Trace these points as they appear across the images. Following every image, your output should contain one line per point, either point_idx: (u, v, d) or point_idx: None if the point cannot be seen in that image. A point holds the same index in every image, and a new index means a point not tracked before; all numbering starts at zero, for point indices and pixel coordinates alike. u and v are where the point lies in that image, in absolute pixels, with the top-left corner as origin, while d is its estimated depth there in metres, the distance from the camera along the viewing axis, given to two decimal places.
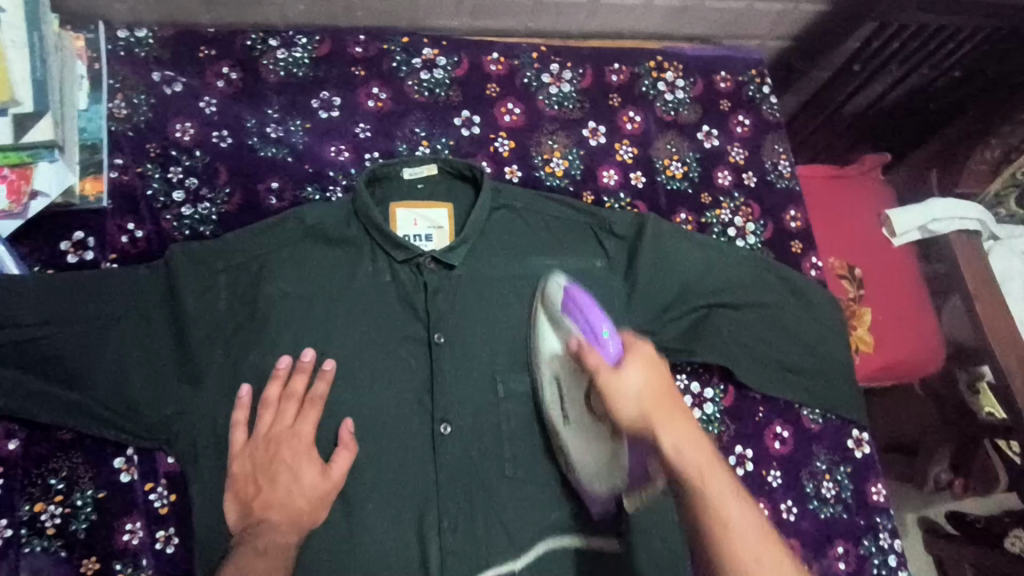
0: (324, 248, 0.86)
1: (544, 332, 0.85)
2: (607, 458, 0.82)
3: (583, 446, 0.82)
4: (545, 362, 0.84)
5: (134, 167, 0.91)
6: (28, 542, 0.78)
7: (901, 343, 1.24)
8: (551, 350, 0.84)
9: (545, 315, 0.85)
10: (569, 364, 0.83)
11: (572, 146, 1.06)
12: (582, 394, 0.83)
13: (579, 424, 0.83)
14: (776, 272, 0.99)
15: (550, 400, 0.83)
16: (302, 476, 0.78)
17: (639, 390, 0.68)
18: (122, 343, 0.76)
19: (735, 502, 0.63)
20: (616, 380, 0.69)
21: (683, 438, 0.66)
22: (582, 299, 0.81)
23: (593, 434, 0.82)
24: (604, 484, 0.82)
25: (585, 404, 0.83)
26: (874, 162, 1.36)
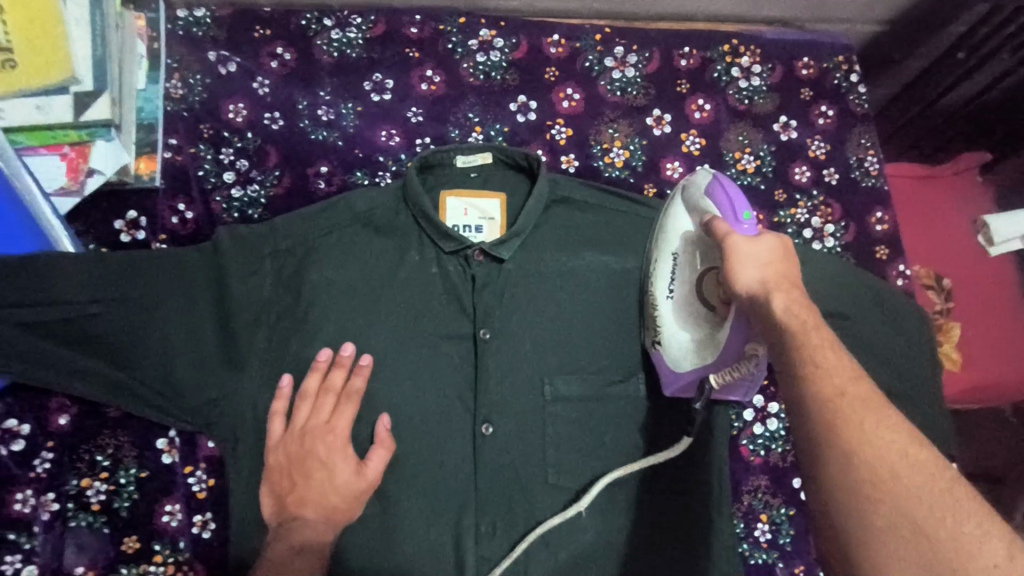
0: (371, 235, 0.84)
1: (678, 212, 0.80)
2: (704, 333, 0.76)
3: (682, 320, 0.78)
4: (675, 238, 0.80)
5: (188, 148, 0.91)
6: (74, 516, 0.79)
7: (997, 364, 1.12)
8: (683, 229, 0.79)
9: (682, 199, 0.81)
10: (694, 243, 0.78)
11: (634, 135, 0.99)
12: (694, 275, 0.77)
13: (684, 302, 0.78)
14: (858, 280, 0.90)
15: (660, 274, 0.80)
16: (337, 474, 0.76)
17: (763, 257, 0.64)
18: (166, 325, 0.75)
19: (860, 391, 0.53)
20: (743, 243, 0.65)
21: (803, 309, 0.59)
22: (731, 183, 0.76)
23: (695, 312, 0.77)
24: (690, 363, 0.76)
25: (695, 291, 0.77)
26: (971, 161, 1.22)
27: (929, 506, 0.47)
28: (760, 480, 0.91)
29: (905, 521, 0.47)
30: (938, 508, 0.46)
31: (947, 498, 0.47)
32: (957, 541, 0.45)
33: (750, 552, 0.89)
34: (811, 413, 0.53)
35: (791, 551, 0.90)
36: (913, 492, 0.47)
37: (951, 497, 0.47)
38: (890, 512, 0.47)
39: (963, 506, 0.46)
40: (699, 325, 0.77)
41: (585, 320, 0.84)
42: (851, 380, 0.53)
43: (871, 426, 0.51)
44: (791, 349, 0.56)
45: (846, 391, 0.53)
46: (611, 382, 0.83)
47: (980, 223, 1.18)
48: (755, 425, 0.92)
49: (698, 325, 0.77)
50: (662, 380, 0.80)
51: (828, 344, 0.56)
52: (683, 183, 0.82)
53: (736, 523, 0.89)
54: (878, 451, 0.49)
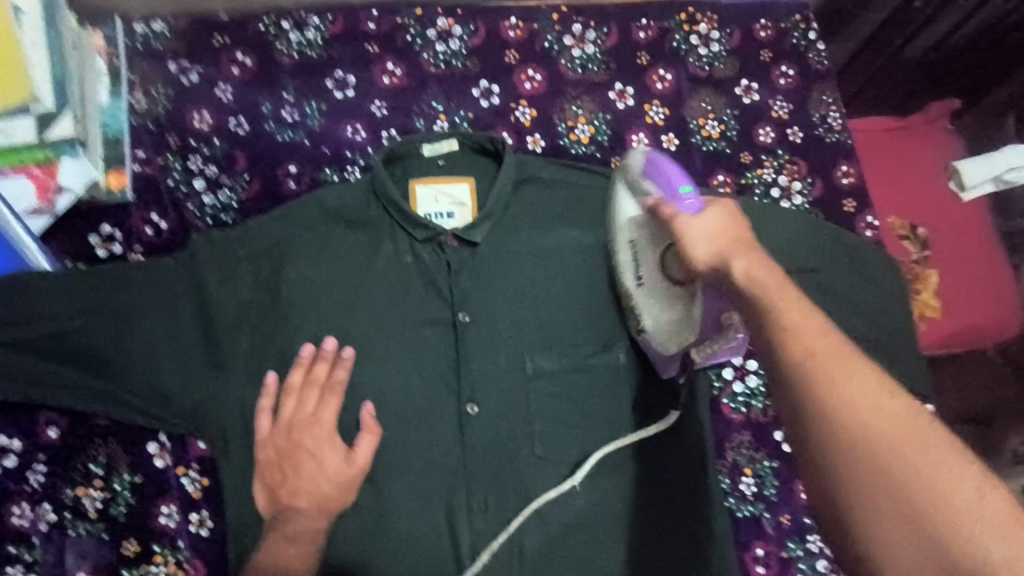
0: (343, 230, 0.86)
1: (622, 198, 0.83)
2: (682, 311, 0.76)
3: (658, 305, 0.79)
4: (624, 226, 0.82)
5: (156, 159, 0.92)
6: (72, 525, 0.82)
7: (972, 306, 1.15)
8: (629, 215, 0.82)
9: (625, 186, 0.83)
10: (645, 226, 0.80)
11: (598, 111, 1.00)
12: (656, 255, 0.78)
13: (652, 285, 0.78)
14: (826, 234, 0.92)
15: (625, 262, 0.82)
16: (326, 465, 0.78)
17: (711, 227, 0.65)
18: (147, 334, 0.77)
19: (828, 346, 0.52)
20: (689, 222, 0.66)
21: (763, 272, 0.59)
22: (666, 159, 0.78)
23: (666, 292, 0.77)
24: (674, 343, 0.77)
25: (662, 270, 0.77)
26: (941, 110, 1.24)
27: (897, 445, 0.47)
28: (743, 436, 0.94)
29: (873, 460, 0.47)
30: (908, 448, 0.47)
31: (912, 435, 0.47)
32: (920, 479, 0.45)
33: (737, 506, 0.91)
34: (776, 369, 0.54)
35: (777, 500, 0.92)
36: (883, 432, 0.48)
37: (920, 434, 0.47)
38: (858, 453, 0.48)
39: (931, 442, 0.47)
40: (676, 304, 0.77)
41: (560, 295, 0.85)
42: (820, 339, 0.53)
43: (840, 373, 0.51)
44: (758, 316, 0.56)
45: (816, 351, 0.52)
46: (590, 353, 0.84)
47: (952, 169, 1.18)
48: (735, 382, 0.95)
49: (673, 304, 0.77)
50: (654, 362, 0.83)
51: (791, 302, 0.56)
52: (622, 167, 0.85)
53: (722, 479, 0.91)
54: (846, 396, 0.50)
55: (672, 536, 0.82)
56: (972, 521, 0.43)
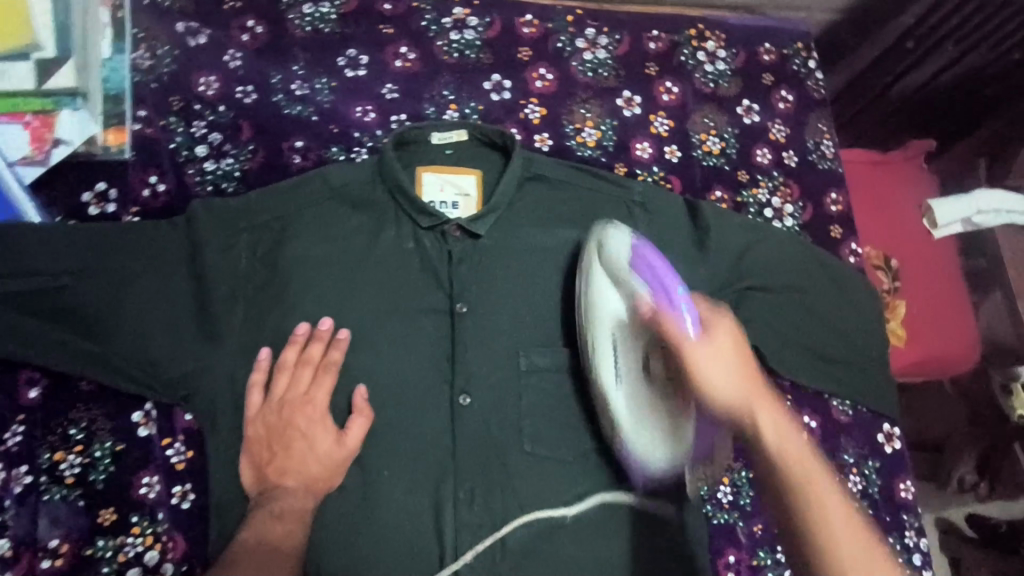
0: (348, 211, 0.85)
1: (601, 284, 0.79)
2: (669, 432, 0.75)
3: (641, 424, 0.76)
4: (603, 321, 0.78)
5: (158, 120, 0.89)
6: (48, 489, 0.79)
7: (935, 339, 1.17)
8: (613, 309, 0.78)
9: (603, 270, 0.79)
10: (631, 326, 0.78)
11: (605, 116, 1.01)
12: (641, 357, 0.78)
13: (636, 391, 0.77)
14: (814, 257, 0.95)
15: (601, 360, 0.77)
16: (317, 444, 0.77)
17: (730, 373, 0.64)
18: (140, 299, 0.76)
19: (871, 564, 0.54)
20: (702, 348, 0.66)
21: (794, 439, 0.61)
22: (655, 257, 0.77)
23: (652, 401, 0.77)
24: (662, 460, 0.75)
25: (646, 380, 0.77)
26: (918, 149, 1.28)
27: (849, 535, 0.55)
28: None
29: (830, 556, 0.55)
30: (862, 561, 0.54)
31: (864, 553, 0.55)
32: None
33: (713, 513, 0.94)
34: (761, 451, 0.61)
35: (752, 511, 0.96)
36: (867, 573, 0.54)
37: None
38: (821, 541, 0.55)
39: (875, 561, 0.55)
40: (663, 416, 0.76)
41: (559, 294, 0.86)
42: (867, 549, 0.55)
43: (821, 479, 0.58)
44: (790, 490, 0.58)
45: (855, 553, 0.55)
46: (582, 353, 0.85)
47: (926, 207, 1.24)
48: None
49: (661, 418, 0.76)
50: (629, 471, 0.80)
51: (820, 473, 0.58)
52: (593, 245, 0.82)
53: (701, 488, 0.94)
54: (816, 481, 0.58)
55: (652, 540, 0.82)
56: None
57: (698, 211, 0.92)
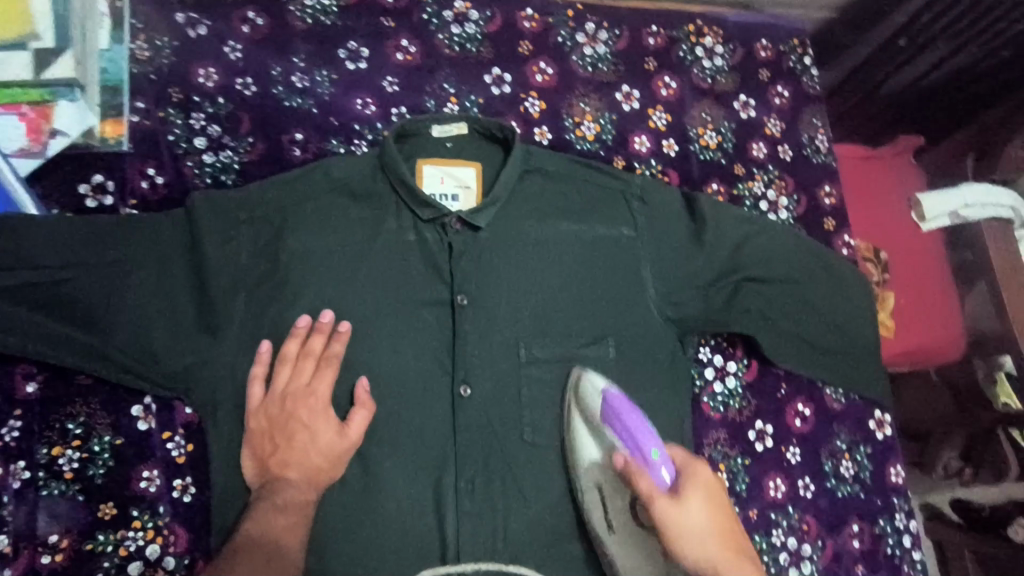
0: (349, 203, 0.85)
1: (581, 437, 0.82)
2: (657, 568, 0.80)
3: (630, 550, 0.80)
4: (586, 472, 0.81)
5: (157, 111, 0.88)
6: (45, 485, 0.78)
7: (919, 330, 1.20)
8: (591, 457, 0.81)
9: (584, 422, 0.81)
10: (610, 472, 0.82)
11: (604, 110, 1.02)
12: (625, 501, 0.82)
13: (626, 534, 0.81)
14: (808, 248, 0.97)
15: (592, 510, 0.81)
16: (318, 436, 0.77)
17: (704, 525, 0.71)
18: (141, 291, 0.76)
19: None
20: (686, 519, 0.71)
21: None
22: (624, 407, 0.78)
23: (641, 543, 0.81)
24: None
25: (630, 512, 0.81)
26: (907, 144, 1.31)
27: None
28: (719, 433, 0.99)
29: None
30: None
31: None
32: None
33: None
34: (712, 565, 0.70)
35: (746, 497, 0.97)
36: None
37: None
38: None
39: None
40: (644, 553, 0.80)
41: (559, 287, 0.87)
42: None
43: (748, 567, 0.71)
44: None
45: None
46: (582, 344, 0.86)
47: (914, 201, 1.25)
48: (716, 381, 1.00)
49: (648, 558, 0.81)
50: None
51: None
52: (568, 385, 0.84)
53: None
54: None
55: None
56: None
57: (694, 205, 0.93)
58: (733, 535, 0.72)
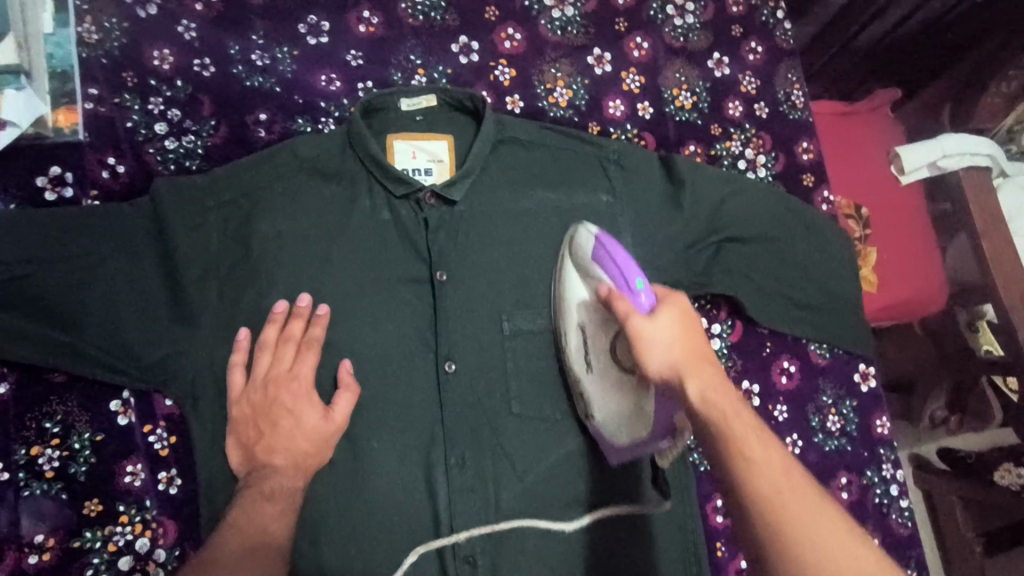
0: (319, 183, 0.83)
1: (572, 278, 0.82)
2: (631, 405, 0.78)
3: (607, 393, 0.80)
4: (572, 310, 0.81)
5: (111, 97, 0.86)
6: (27, 485, 0.77)
7: (904, 282, 1.19)
8: (579, 298, 0.80)
9: (573, 264, 0.82)
10: (595, 312, 0.80)
11: (576, 74, 1.00)
12: (608, 341, 0.80)
13: (603, 372, 0.80)
14: (786, 205, 0.96)
15: (574, 348, 0.81)
16: (303, 420, 0.75)
17: (671, 336, 0.62)
18: (108, 283, 0.74)
19: (795, 485, 0.51)
20: (648, 325, 0.63)
21: (719, 396, 0.57)
22: (615, 248, 0.77)
23: (617, 381, 0.79)
24: (625, 437, 0.79)
25: (611, 353, 0.80)
26: (885, 98, 1.29)
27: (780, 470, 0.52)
28: None
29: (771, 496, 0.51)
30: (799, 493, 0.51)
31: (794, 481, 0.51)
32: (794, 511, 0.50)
33: (700, 461, 0.99)
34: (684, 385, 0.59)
35: None
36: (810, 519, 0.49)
37: (863, 550, 0.49)
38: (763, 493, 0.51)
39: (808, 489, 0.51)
40: (623, 390, 0.79)
41: (539, 257, 0.86)
42: (784, 473, 0.52)
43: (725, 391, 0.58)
44: (726, 454, 0.54)
45: (783, 489, 0.51)
46: None
47: (893, 154, 1.24)
48: None
49: (625, 397, 0.79)
50: (600, 445, 0.82)
51: (752, 432, 0.54)
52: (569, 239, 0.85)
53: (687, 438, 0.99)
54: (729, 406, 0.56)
55: (642, 491, 0.84)
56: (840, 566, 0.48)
57: (672, 167, 0.92)
58: (708, 354, 0.61)
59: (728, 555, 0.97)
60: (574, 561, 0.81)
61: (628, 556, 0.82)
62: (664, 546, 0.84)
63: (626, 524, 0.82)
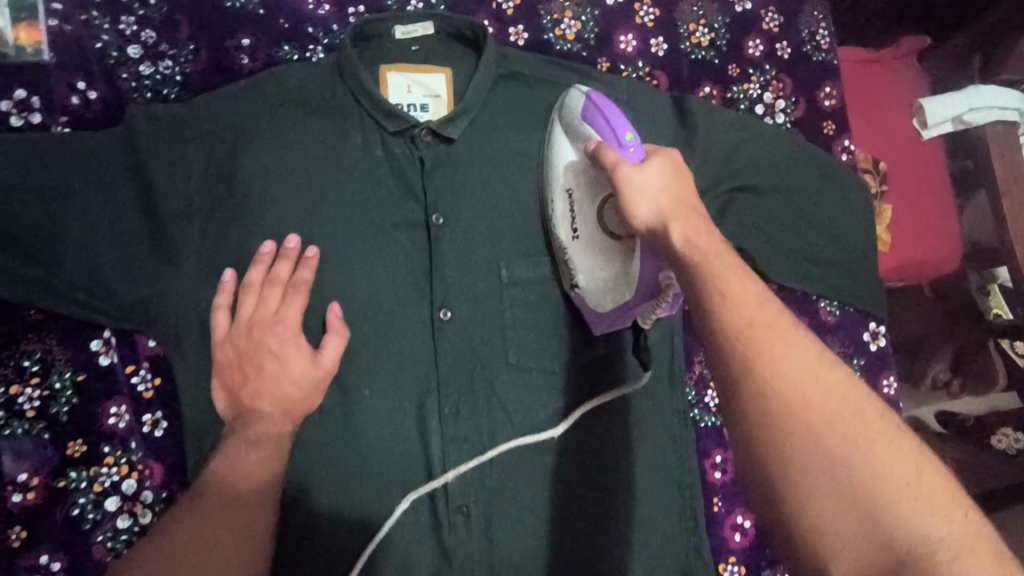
0: (308, 116, 0.78)
1: (561, 142, 0.78)
2: (616, 269, 0.73)
3: (593, 260, 0.75)
4: (561, 172, 0.77)
5: (78, 15, 0.80)
6: (8, 425, 0.75)
7: (921, 240, 1.14)
8: (567, 161, 0.77)
9: (562, 128, 0.78)
10: (584, 173, 0.75)
11: (586, 5, 0.93)
12: (595, 205, 0.74)
13: (589, 238, 0.75)
14: (805, 153, 0.91)
15: (560, 214, 0.77)
16: (290, 365, 0.72)
17: (656, 182, 0.58)
18: (82, 217, 0.70)
19: (768, 318, 0.51)
20: (634, 171, 0.59)
21: (702, 238, 0.54)
22: (607, 105, 0.73)
23: (603, 245, 0.74)
24: (609, 303, 0.74)
25: (598, 217, 0.74)
26: (912, 46, 1.21)
27: (757, 308, 0.51)
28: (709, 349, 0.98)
29: (747, 331, 0.50)
30: (773, 330, 0.50)
31: (771, 320, 0.51)
32: (766, 348, 0.49)
33: (701, 417, 0.97)
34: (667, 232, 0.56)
35: None
36: (779, 351, 0.49)
37: (831, 376, 0.50)
38: (740, 323, 0.50)
39: (782, 327, 0.51)
40: (609, 253, 0.74)
41: (540, 203, 0.81)
42: (758, 306, 0.51)
43: (707, 234, 0.55)
44: (702, 291, 0.52)
45: (756, 323, 0.50)
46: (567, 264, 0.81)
47: (917, 107, 1.17)
48: None
49: (611, 261, 0.74)
50: (586, 317, 0.78)
51: (730, 270, 0.52)
52: (560, 104, 0.80)
53: (688, 392, 0.97)
54: (710, 248, 0.54)
55: (642, 445, 0.81)
56: (809, 395, 0.48)
57: (684, 107, 0.86)
58: (692, 202, 0.58)
59: (724, 511, 0.96)
60: (574, 515, 0.79)
61: (625, 512, 0.80)
62: (663, 502, 0.82)
63: (623, 480, 0.80)
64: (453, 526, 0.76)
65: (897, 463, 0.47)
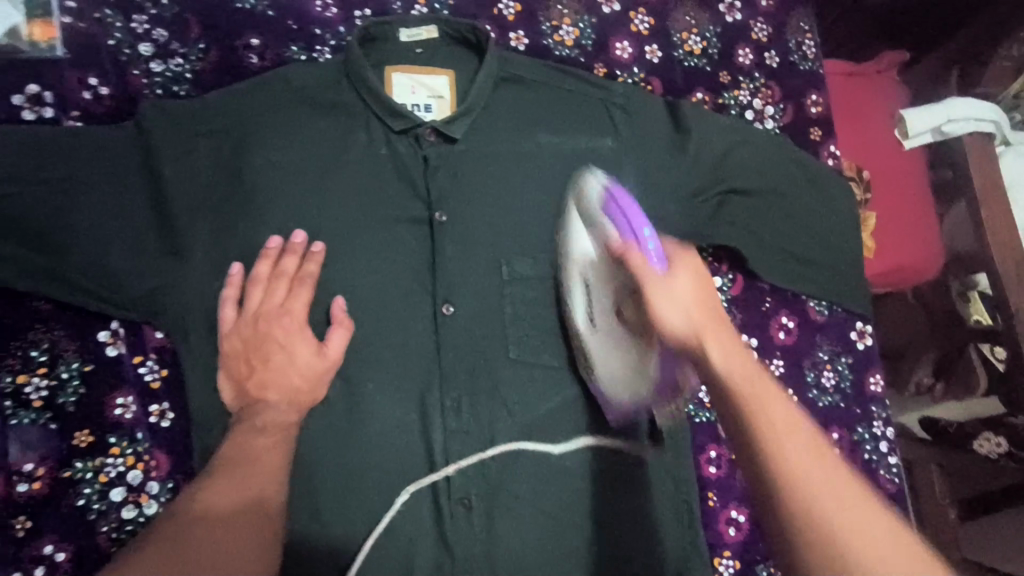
0: (315, 114, 0.80)
1: (578, 232, 0.77)
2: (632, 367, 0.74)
3: (608, 352, 0.75)
4: (575, 264, 0.77)
5: (91, 12, 0.81)
6: (14, 415, 0.75)
7: (903, 245, 1.18)
8: (584, 251, 0.75)
9: (578, 214, 0.77)
10: (600, 267, 0.75)
11: (583, 13, 0.97)
12: (610, 298, 0.74)
13: (605, 330, 0.75)
14: (793, 157, 0.94)
15: (577, 303, 0.77)
16: (296, 356, 0.73)
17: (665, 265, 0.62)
18: (94, 208, 0.71)
19: (755, 382, 0.53)
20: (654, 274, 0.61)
21: (703, 314, 0.58)
22: (625, 197, 0.72)
23: (618, 339, 0.74)
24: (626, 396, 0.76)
25: (615, 310, 0.74)
26: (893, 60, 1.26)
27: (747, 369, 0.54)
28: None
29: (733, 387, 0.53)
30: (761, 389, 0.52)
31: (760, 381, 0.53)
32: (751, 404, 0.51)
33: (696, 413, 0.99)
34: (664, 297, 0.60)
35: None
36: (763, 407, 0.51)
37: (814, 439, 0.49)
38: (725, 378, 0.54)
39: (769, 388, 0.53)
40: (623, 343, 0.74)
41: (540, 202, 0.83)
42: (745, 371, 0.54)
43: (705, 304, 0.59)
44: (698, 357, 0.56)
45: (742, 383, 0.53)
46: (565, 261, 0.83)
47: (899, 117, 1.22)
48: None
49: (627, 354, 0.74)
50: (603, 406, 0.80)
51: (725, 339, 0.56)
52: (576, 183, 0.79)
53: None
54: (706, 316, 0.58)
55: (639, 439, 0.83)
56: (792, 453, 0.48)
57: (678, 112, 0.90)
58: (701, 285, 0.61)
59: (718, 506, 0.98)
60: (575, 507, 0.80)
61: (623, 506, 0.81)
62: (660, 496, 0.83)
63: (621, 472, 0.82)
64: (455, 518, 0.77)
65: (877, 531, 0.45)
